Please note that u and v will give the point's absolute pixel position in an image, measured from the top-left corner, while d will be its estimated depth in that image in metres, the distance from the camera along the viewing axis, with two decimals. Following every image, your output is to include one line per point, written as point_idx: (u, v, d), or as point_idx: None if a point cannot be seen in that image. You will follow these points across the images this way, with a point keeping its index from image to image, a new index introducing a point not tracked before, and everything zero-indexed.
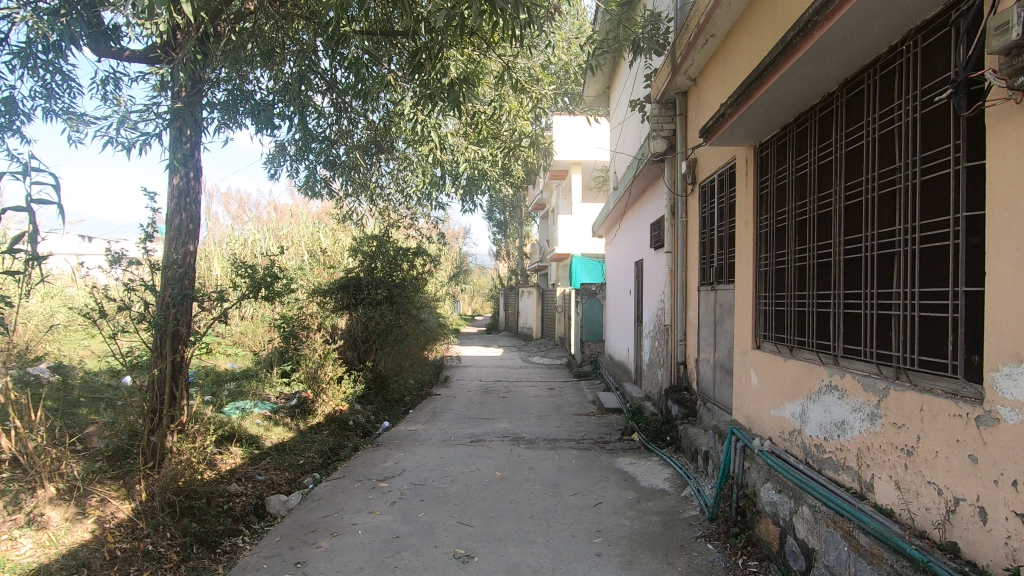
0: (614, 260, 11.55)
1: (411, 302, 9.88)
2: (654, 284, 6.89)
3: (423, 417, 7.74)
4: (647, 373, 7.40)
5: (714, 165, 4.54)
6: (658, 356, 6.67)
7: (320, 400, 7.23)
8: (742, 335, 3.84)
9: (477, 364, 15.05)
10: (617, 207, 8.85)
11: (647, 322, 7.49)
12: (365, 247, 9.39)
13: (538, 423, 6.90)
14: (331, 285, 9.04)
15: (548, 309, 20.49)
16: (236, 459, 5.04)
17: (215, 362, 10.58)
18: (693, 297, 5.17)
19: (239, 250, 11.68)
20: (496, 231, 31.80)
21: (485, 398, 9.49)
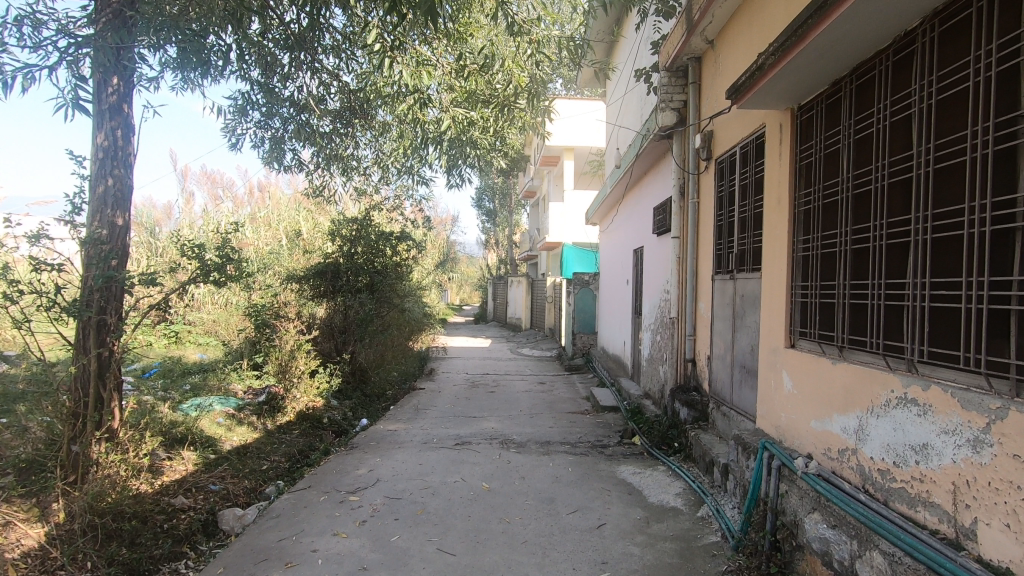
0: (609, 248, 11.03)
1: (393, 290, 9.25)
2: (657, 273, 6.33)
3: (404, 414, 7.16)
4: (646, 370, 6.87)
5: (736, 136, 3.96)
6: (661, 351, 6.12)
7: (290, 396, 6.62)
8: (771, 330, 3.30)
9: (464, 355, 14.49)
10: (615, 190, 8.28)
11: (647, 315, 6.95)
12: (344, 231, 8.74)
13: (529, 423, 6.35)
14: (307, 271, 8.40)
15: (538, 300, 19.93)
16: (185, 467, 4.46)
17: (183, 353, 9.92)
18: (706, 286, 4.62)
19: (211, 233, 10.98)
20: (484, 219, 31.09)
21: (472, 393, 8.94)
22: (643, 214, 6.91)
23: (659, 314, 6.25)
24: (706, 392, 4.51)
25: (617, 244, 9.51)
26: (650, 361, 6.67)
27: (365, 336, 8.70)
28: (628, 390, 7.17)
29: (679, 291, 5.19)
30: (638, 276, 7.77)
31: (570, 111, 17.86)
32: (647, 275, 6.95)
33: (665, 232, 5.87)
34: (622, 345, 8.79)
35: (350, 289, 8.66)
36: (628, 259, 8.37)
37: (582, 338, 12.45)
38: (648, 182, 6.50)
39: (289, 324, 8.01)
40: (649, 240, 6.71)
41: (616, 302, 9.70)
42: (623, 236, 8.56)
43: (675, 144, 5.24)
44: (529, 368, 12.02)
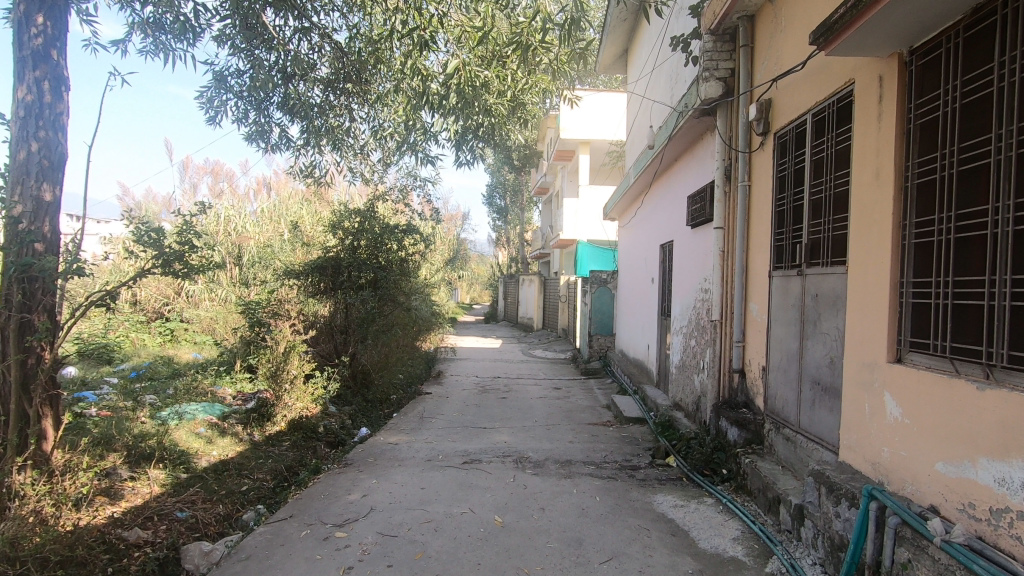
0: (630, 244, 10.28)
1: (399, 287, 8.62)
2: (692, 270, 5.63)
3: (407, 424, 6.50)
4: (676, 378, 6.17)
5: (806, 101, 3.27)
6: (695, 358, 5.43)
7: (282, 402, 5.96)
8: (864, 340, 2.60)
9: (473, 357, 13.85)
10: (639, 179, 7.56)
11: (676, 316, 6.26)
12: (347, 223, 8.11)
13: (546, 437, 5.67)
14: (305, 266, 7.77)
15: (551, 299, 19.22)
16: (149, 492, 3.86)
17: (177, 353, 9.36)
18: (759, 284, 3.91)
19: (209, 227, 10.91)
20: (496, 217, 30.40)
21: (482, 399, 8.27)
22: (675, 204, 6.21)
23: (693, 317, 5.55)
24: (760, 410, 3.81)
25: (640, 239, 8.78)
26: (681, 369, 5.97)
27: (366, 337, 7.98)
28: (656, 401, 6.47)
29: (724, 290, 4.49)
30: (666, 274, 7.06)
31: (588, 103, 17.13)
32: (677, 272, 6.27)
33: (704, 224, 5.16)
34: (646, 349, 8.07)
35: (351, 286, 8.04)
36: (653, 255, 7.65)
37: (599, 340, 11.73)
38: (683, 167, 5.80)
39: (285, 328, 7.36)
40: (681, 232, 6.01)
41: (638, 302, 9.00)
42: (648, 230, 7.85)
43: (719, 120, 4.54)
44: (543, 371, 11.33)
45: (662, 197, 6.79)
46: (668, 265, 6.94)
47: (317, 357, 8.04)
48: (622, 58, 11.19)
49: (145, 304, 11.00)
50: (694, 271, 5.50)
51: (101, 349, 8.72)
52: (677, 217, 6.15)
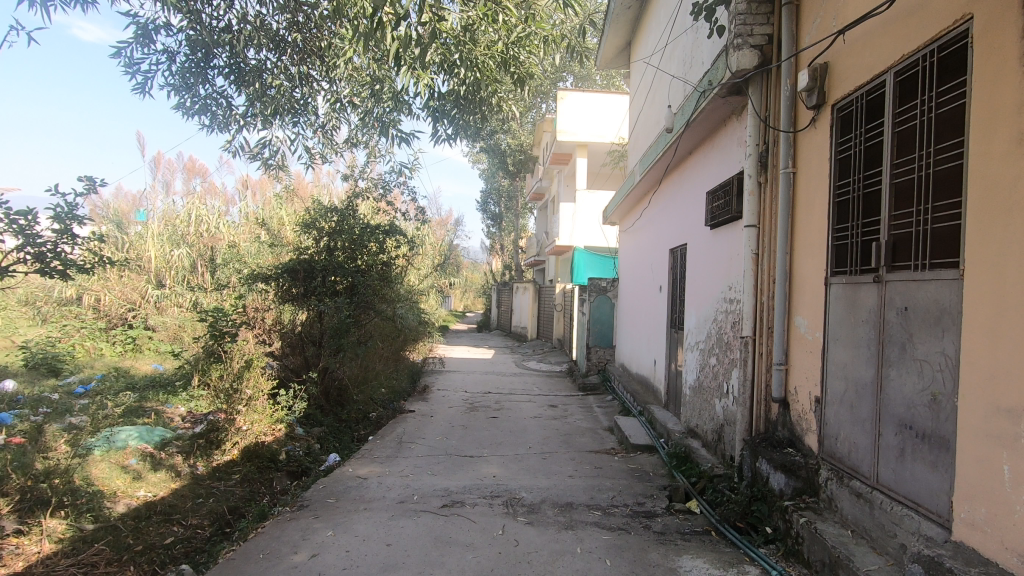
0: (632, 250, 9.56)
1: (379, 293, 7.82)
2: (713, 276, 4.88)
3: (383, 450, 5.66)
4: (691, 400, 5.40)
5: (885, 58, 2.53)
6: (717, 379, 4.67)
7: (232, 426, 5.09)
8: (999, 374, 1.84)
9: (464, 368, 13.05)
10: (648, 177, 6.83)
11: (690, 328, 5.51)
12: (323, 222, 7.37)
13: (543, 471, 4.85)
14: (274, 269, 6.99)
15: (546, 308, 18.44)
16: (37, 553, 3.04)
17: (134, 364, 8.51)
18: (810, 293, 3.15)
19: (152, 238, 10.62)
20: (490, 223, 29.65)
21: (470, 419, 7.47)
22: (692, 200, 5.47)
23: (713, 331, 4.79)
24: (812, 452, 3.06)
25: (645, 243, 8.06)
26: (698, 390, 5.21)
27: (342, 349, 7.11)
28: (668, 425, 5.70)
29: (760, 300, 3.74)
30: (678, 281, 6.30)
31: (586, 105, 16.49)
32: (692, 279, 5.53)
33: (731, 222, 4.42)
34: (653, 365, 7.31)
35: (325, 291, 7.20)
36: (661, 260, 6.91)
37: (598, 352, 10.93)
38: (703, 158, 5.08)
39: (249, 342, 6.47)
40: (699, 233, 5.27)
41: (642, 311, 8.25)
42: (656, 232, 7.12)
43: (752, 98, 3.81)
44: (538, 386, 10.53)
45: (675, 194, 6.06)
46: (680, 271, 6.20)
47: (286, 371, 7.19)
48: (625, 53, 10.51)
49: (108, 309, 10.15)
50: (716, 277, 4.75)
51: (49, 358, 7.88)
52: (694, 216, 5.41)
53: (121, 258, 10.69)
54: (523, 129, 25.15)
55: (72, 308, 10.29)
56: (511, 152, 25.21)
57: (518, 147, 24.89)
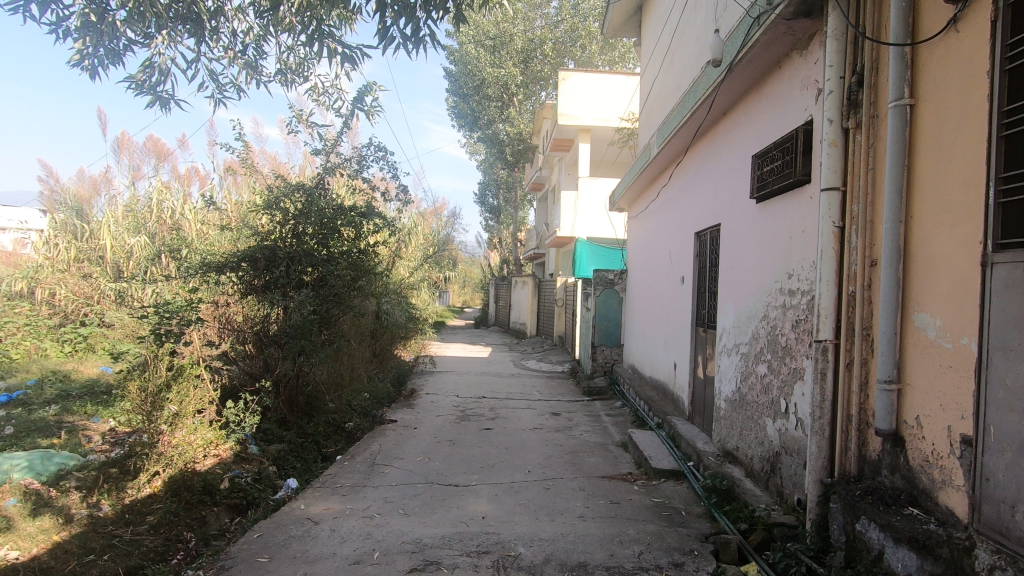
0: (643, 237, 8.57)
1: (353, 285, 6.78)
2: (761, 262, 3.87)
3: (349, 477, 4.61)
4: (729, 416, 4.38)
5: None
6: (770, 395, 3.64)
7: (147, 451, 4.05)
8: None
9: (457, 369, 12.01)
10: (668, 148, 5.83)
11: (727, 328, 4.49)
12: (288, 202, 6.36)
13: (545, 510, 3.80)
14: (229, 258, 6.02)
15: (546, 304, 17.38)
16: None
17: (78, 368, 7.47)
18: (947, 279, 2.13)
19: (107, 226, 9.60)
20: (487, 216, 28.55)
21: (459, 431, 6.45)
22: (731, 168, 4.46)
23: (764, 332, 3.76)
24: (956, 519, 2.02)
25: (660, 229, 7.04)
26: (739, 404, 4.19)
27: (309, 349, 6.04)
28: (698, 446, 4.67)
29: (849, 290, 2.71)
30: (705, 271, 5.29)
31: (588, 86, 15.50)
32: (728, 267, 4.52)
33: (794, 189, 3.39)
34: (672, 368, 6.30)
35: (288, 282, 6.20)
36: (684, 246, 5.90)
37: (605, 352, 9.88)
38: (749, 113, 4.07)
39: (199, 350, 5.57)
40: (741, 207, 4.26)
41: (656, 307, 7.24)
42: (676, 214, 6.12)
43: (834, 11, 2.79)
44: (538, 389, 9.48)
45: (705, 164, 5.05)
46: (708, 258, 5.18)
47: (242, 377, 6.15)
48: (635, 18, 9.40)
49: (60, 305, 9.11)
50: (766, 261, 3.74)
51: None
52: (734, 186, 4.40)
53: (76, 248, 9.60)
54: (522, 117, 24.08)
55: (20, 304, 9.24)
56: (509, 141, 24.17)
57: (517, 136, 23.84)
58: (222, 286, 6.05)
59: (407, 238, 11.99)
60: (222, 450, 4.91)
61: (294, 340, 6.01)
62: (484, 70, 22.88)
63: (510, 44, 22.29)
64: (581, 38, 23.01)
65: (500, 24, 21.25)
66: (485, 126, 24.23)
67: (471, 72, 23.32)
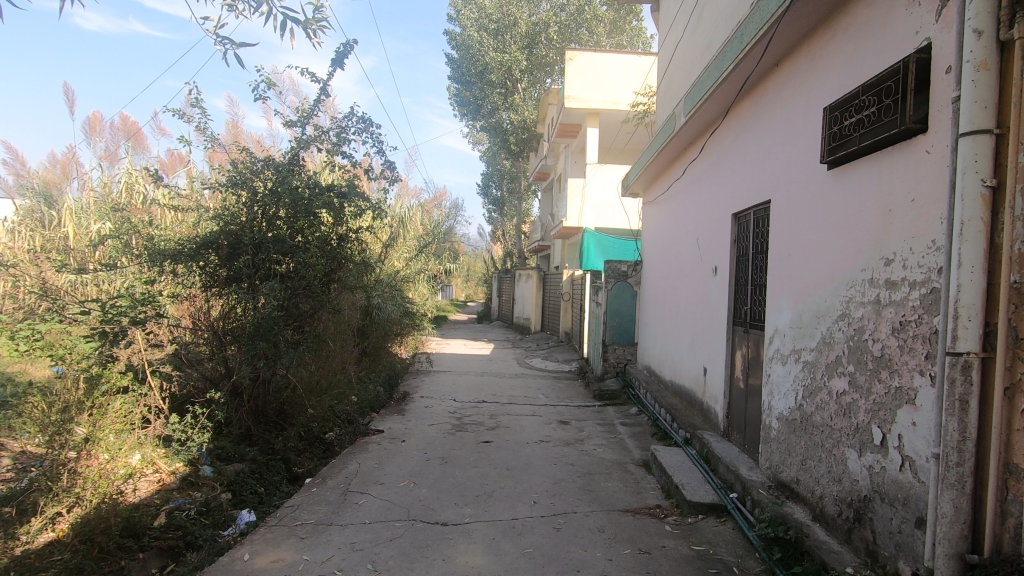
0: (662, 224, 7.69)
1: (328, 277, 5.91)
2: (836, 245, 3.00)
3: (313, 510, 3.77)
4: (786, 439, 3.51)
5: None
6: (854, 419, 2.77)
7: (41, 492, 3.13)
8: None
9: (456, 368, 11.16)
10: (701, 114, 4.95)
11: (782, 329, 3.63)
12: (256, 181, 5.48)
13: (557, 565, 2.94)
14: (186, 246, 5.14)
15: (551, 299, 16.50)
16: None
17: (27, 370, 6.63)
18: None
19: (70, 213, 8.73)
20: (491, 208, 27.62)
21: (454, 445, 5.60)
22: (791, 128, 3.57)
23: (842, 336, 2.90)
24: None
25: (684, 213, 6.16)
26: (800, 426, 3.34)
27: (277, 351, 5.18)
28: (743, 473, 3.82)
29: (1008, 280, 1.87)
30: (748, 258, 4.42)
31: (596, 66, 14.59)
32: (784, 252, 3.66)
33: (896, 144, 2.52)
34: (701, 373, 5.43)
35: (253, 272, 5.29)
36: (717, 231, 5.03)
37: (617, 351, 9.00)
38: (823, 53, 3.19)
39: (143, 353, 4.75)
40: (804, 177, 3.38)
41: (680, 303, 6.37)
42: (707, 194, 5.24)
43: None
44: (543, 392, 8.62)
45: (753, 128, 4.17)
46: (753, 243, 4.31)
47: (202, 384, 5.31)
48: None
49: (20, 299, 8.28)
50: (847, 242, 2.87)
51: None
52: (795, 150, 3.52)
53: (40, 237, 8.76)
54: (527, 103, 23.09)
55: None
56: (514, 129, 23.23)
57: (521, 125, 22.90)
58: (182, 277, 5.18)
59: (400, 228, 11.09)
60: (161, 469, 4.20)
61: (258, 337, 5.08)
62: (487, 55, 21.97)
63: (513, 29, 21.92)
64: (587, 22, 22.10)
65: (504, 6, 21.81)
66: (489, 115, 23.36)
67: (474, 58, 22.41)
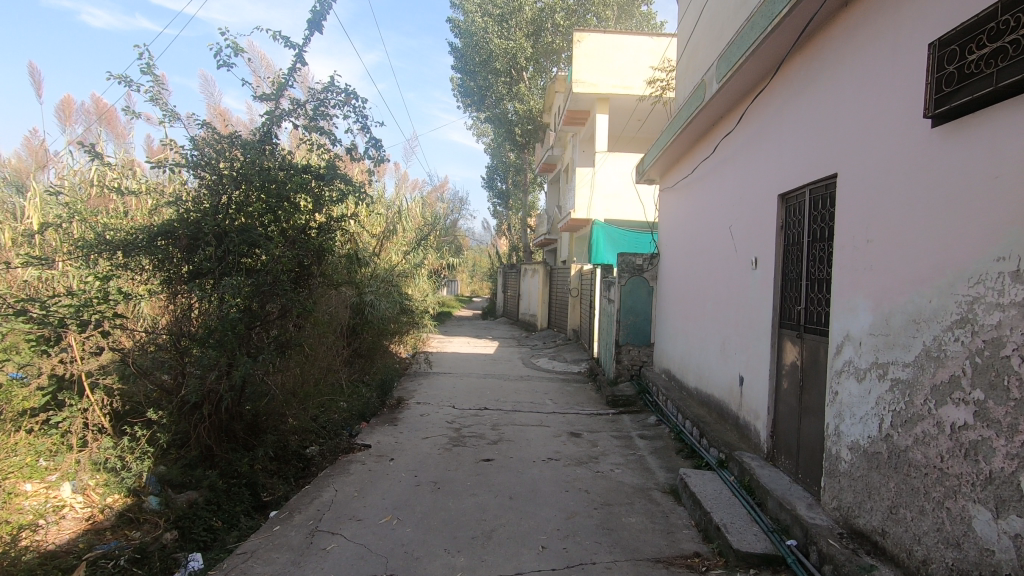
0: (682, 212, 6.93)
1: (305, 271, 5.17)
2: (948, 226, 2.25)
3: (269, 560, 3.05)
4: (864, 477, 2.76)
5: None
6: (985, 466, 2.01)
7: None
8: None
9: (457, 369, 10.42)
10: (741, 77, 4.20)
11: (856, 334, 2.88)
12: (220, 163, 4.73)
13: None
14: (133, 239, 4.38)
15: (558, 295, 15.74)
16: None
17: None
18: None
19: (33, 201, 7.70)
20: (496, 202, 26.81)
21: (449, 464, 4.86)
22: (874, 78, 2.80)
23: (961, 350, 2.14)
24: None
25: (712, 198, 5.40)
26: (886, 463, 2.58)
27: (243, 360, 4.44)
28: (803, 514, 3.07)
29: None
30: (801, 247, 3.66)
31: (606, 48, 13.79)
32: (858, 237, 2.90)
33: None
34: (736, 382, 4.68)
35: (215, 267, 4.55)
36: (757, 216, 4.28)
37: (631, 352, 8.23)
38: None
39: (79, 364, 4.03)
40: (896, 138, 2.61)
41: (706, 300, 5.60)
42: (746, 172, 4.47)
43: None
44: (551, 397, 7.87)
45: (814, 85, 3.40)
46: (808, 228, 3.55)
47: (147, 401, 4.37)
48: None
49: None
50: (971, 219, 2.11)
51: None
52: (879, 105, 2.75)
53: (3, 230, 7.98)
54: (533, 92, 22.21)
55: None
56: (519, 119, 22.38)
57: (527, 115, 22.00)
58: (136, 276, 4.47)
59: (395, 220, 10.30)
60: (92, 502, 3.67)
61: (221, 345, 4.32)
62: (491, 42, 21.10)
63: (519, 14, 21.06)
64: (596, 7, 21.16)
65: None
66: (493, 106, 22.52)
67: (478, 45, 21.53)
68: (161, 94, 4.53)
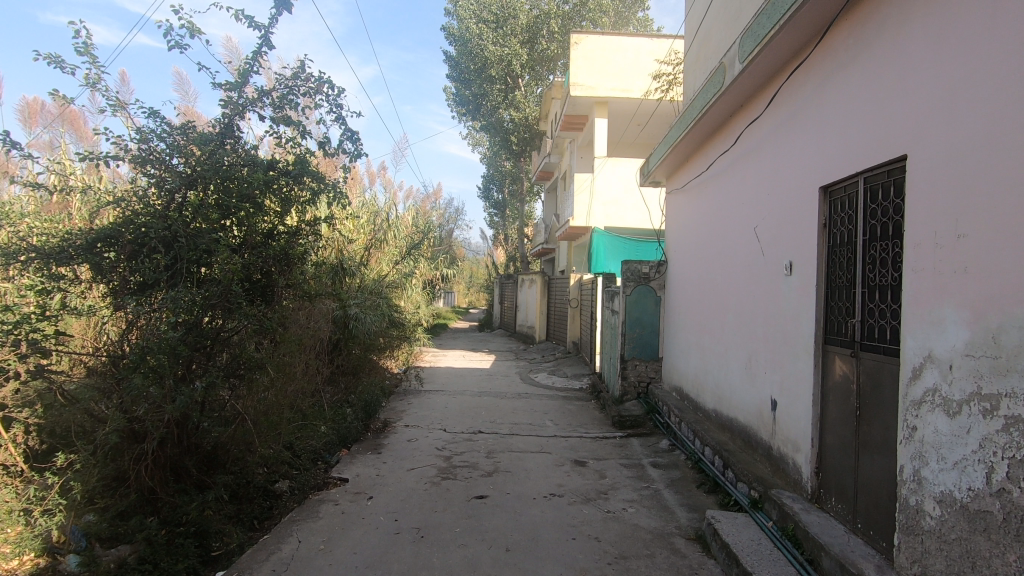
0: (692, 215, 6.35)
1: (271, 282, 4.54)
2: None
3: None
4: (961, 540, 2.14)
5: None
6: None
7: None
8: None
9: (451, 386, 9.77)
10: (772, 53, 3.65)
11: (943, 355, 2.27)
12: (171, 158, 4.12)
13: None
14: (66, 245, 3.71)
15: (557, 306, 15.12)
16: None
17: None
18: None
19: None
20: (492, 211, 26.25)
21: (436, 503, 4.20)
22: (964, 31, 2.22)
23: None
24: None
25: (731, 197, 4.82)
26: (1001, 528, 1.96)
27: (192, 386, 3.79)
28: None
29: None
30: (851, 247, 3.06)
31: (604, 50, 13.32)
32: (943, 231, 2.30)
33: None
34: (766, 406, 4.06)
35: (162, 277, 3.92)
36: (792, 214, 3.70)
37: (638, 367, 7.60)
38: None
39: None
40: (1000, 101, 2.03)
41: (726, 311, 5.00)
42: (777, 164, 3.89)
43: None
44: (552, 418, 7.21)
45: (871, 53, 2.84)
46: (862, 226, 2.96)
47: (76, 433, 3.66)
48: None
49: None
50: None
51: None
52: (973, 64, 2.16)
53: None
54: (528, 100, 21.74)
55: None
56: (515, 127, 21.89)
57: (523, 122, 21.49)
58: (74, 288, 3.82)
59: (383, 228, 9.66)
60: None
61: (159, 368, 3.63)
62: (485, 48, 20.62)
63: (514, 20, 20.65)
64: (592, 13, 20.78)
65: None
66: (489, 114, 22.02)
67: (472, 52, 21.05)
68: (98, 78, 3.92)
